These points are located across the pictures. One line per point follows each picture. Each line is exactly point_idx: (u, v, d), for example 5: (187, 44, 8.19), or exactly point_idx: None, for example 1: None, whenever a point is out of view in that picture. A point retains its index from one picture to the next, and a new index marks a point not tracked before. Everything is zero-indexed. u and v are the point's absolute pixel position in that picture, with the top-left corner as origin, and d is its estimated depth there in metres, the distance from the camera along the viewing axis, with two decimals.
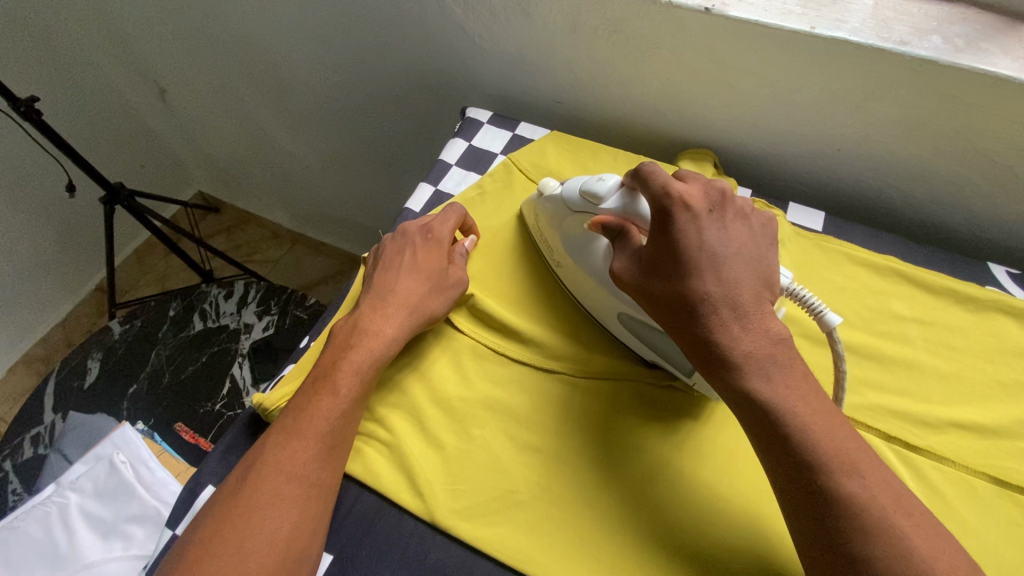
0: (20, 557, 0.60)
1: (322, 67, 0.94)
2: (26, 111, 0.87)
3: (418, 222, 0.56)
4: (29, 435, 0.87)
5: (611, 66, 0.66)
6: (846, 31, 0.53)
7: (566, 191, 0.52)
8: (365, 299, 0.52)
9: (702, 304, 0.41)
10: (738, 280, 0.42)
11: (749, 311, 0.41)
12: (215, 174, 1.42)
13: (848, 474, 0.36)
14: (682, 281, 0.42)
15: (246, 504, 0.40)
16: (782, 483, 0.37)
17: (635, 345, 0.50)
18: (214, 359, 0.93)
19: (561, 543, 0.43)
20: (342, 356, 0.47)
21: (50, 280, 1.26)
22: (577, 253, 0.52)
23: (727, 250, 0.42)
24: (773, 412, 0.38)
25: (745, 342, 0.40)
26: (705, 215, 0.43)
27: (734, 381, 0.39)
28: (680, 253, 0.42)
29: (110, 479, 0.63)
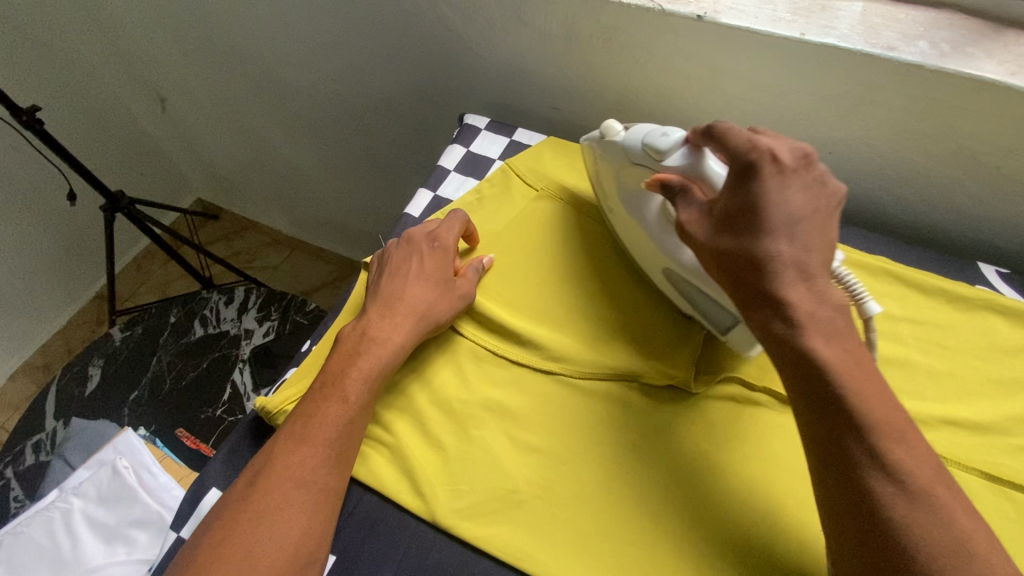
0: (25, 562, 0.60)
1: (321, 75, 0.95)
2: (28, 121, 0.88)
3: (423, 230, 0.57)
4: (31, 442, 0.88)
5: (608, 72, 0.67)
6: (835, 37, 0.55)
7: (629, 140, 0.50)
8: (371, 308, 0.52)
9: (774, 260, 0.40)
10: (812, 239, 0.40)
11: (818, 274, 0.40)
12: (214, 181, 1.43)
13: (896, 442, 0.36)
14: (753, 235, 0.40)
15: (251, 509, 0.41)
16: (817, 438, 0.38)
17: (681, 301, 0.52)
18: (215, 365, 0.94)
19: (562, 542, 0.44)
20: (347, 363, 0.48)
21: (51, 289, 1.27)
22: (635, 204, 0.52)
23: (805, 209, 0.41)
24: (830, 374, 0.38)
25: (809, 304, 0.39)
26: (788, 169, 0.41)
27: (795, 338, 0.39)
28: (766, 203, 0.40)
29: (113, 485, 0.63)
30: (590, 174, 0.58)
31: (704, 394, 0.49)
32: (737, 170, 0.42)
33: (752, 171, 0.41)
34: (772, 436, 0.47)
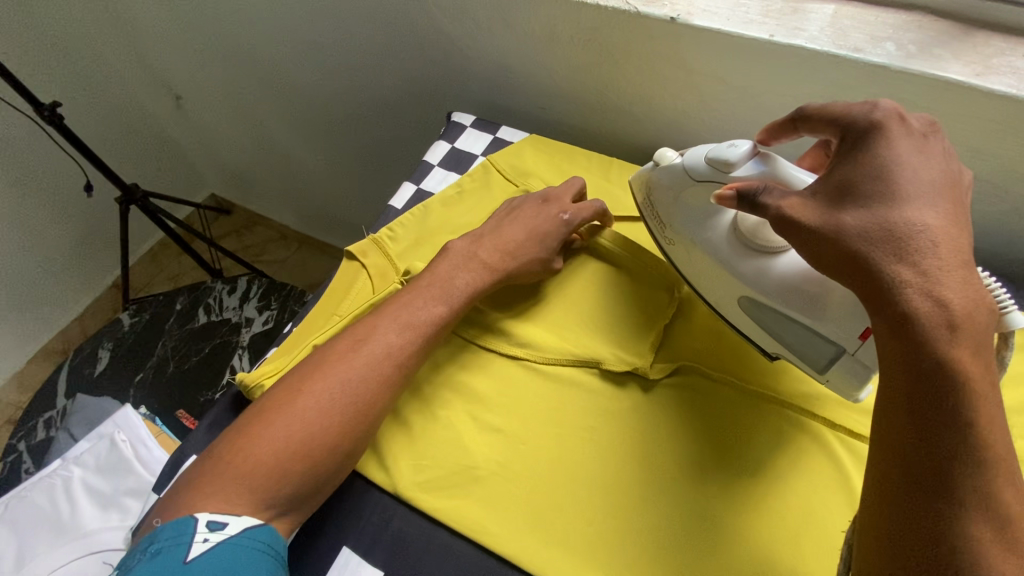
0: (28, 524, 0.64)
1: (322, 74, 0.98)
2: (48, 115, 0.94)
3: (563, 202, 0.59)
4: (43, 418, 0.92)
5: (590, 72, 0.69)
6: (804, 39, 0.56)
7: (689, 162, 0.50)
8: (441, 258, 0.55)
9: (911, 235, 0.35)
10: (954, 226, 0.35)
11: (964, 261, 0.34)
12: (226, 177, 1.48)
13: (1010, 486, 0.31)
14: (887, 208, 0.36)
15: (294, 401, 0.44)
16: (921, 454, 0.33)
17: (759, 334, 0.49)
18: (216, 350, 0.98)
19: (513, 517, 0.46)
20: (405, 313, 0.49)
21: (70, 277, 1.33)
22: (701, 227, 0.50)
23: (944, 196, 0.37)
24: (965, 384, 0.32)
25: (959, 293, 0.33)
26: (920, 155, 0.38)
27: (934, 332, 0.32)
28: (902, 181, 0.37)
29: (110, 456, 0.67)
30: (640, 207, 0.56)
31: (663, 383, 0.52)
32: (867, 141, 0.40)
33: (889, 142, 0.39)
34: (728, 426, 0.49)
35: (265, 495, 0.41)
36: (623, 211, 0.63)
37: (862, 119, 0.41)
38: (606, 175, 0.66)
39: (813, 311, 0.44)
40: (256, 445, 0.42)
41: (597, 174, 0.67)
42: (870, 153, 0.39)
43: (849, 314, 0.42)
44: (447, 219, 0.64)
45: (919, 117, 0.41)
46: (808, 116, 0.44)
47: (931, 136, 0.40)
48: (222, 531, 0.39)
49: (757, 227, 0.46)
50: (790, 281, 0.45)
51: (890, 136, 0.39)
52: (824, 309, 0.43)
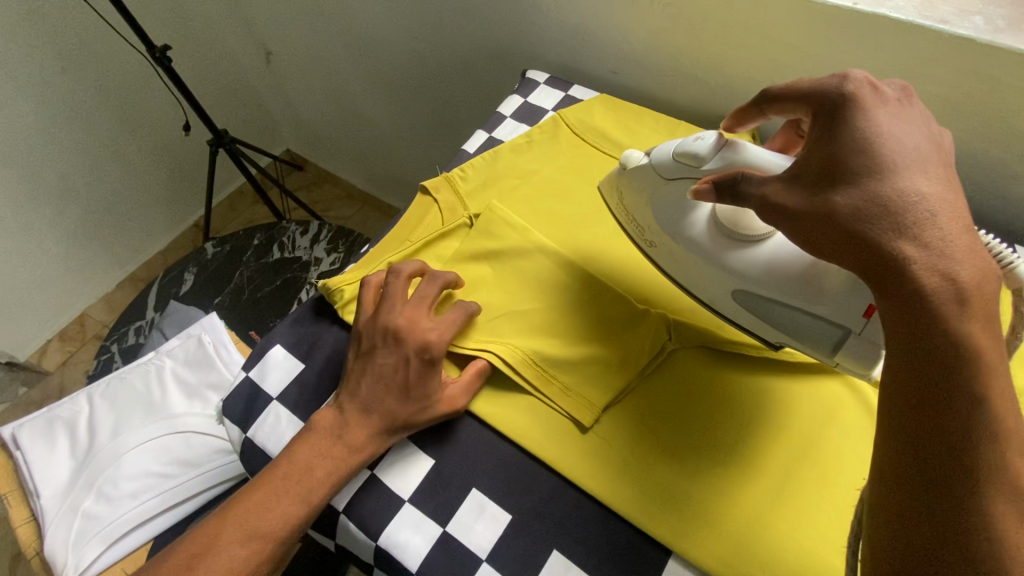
0: (125, 400, 0.72)
1: (404, 33, 1.04)
2: (159, 56, 1.03)
3: (433, 335, 0.50)
4: (133, 326, 1.03)
5: (665, 38, 0.71)
6: (888, 8, 0.57)
7: (657, 160, 0.50)
8: (307, 433, 0.49)
9: (907, 208, 0.33)
10: (947, 190, 0.34)
11: (967, 230, 0.32)
12: (302, 134, 1.58)
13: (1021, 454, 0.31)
14: (877, 182, 0.34)
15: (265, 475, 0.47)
16: (945, 438, 0.31)
17: (758, 327, 0.49)
18: (287, 284, 1.07)
19: (547, 429, 0.50)
20: (253, 517, 0.46)
21: (158, 211, 1.46)
22: (680, 226, 0.50)
23: (932, 160, 0.35)
24: (973, 358, 0.30)
25: (966, 264, 0.31)
26: (899, 118, 0.37)
27: (937, 309, 0.31)
28: (889, 150, 0.35)
29: (197, 353, 0.76)
30: (614, 209, 0.56)
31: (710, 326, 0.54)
32: (844, 113, 0.37)
33: (867, 113, 0.37)
34: (766, 384, 0.51)
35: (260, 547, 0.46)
36: None
37: (833, 92, 0.39)
38: (671, 135, 0.69)
39: (816, 296, 0.44)
40: (241, 508, 0.47)
41: (663, 134, 0.69)
42: (850, 124, 0.37)
43: (848, 293, 0.42)
44: (516, 164, 0.68)
45: (890, 85, 0.39)
46: (773, 98, 0.44)
47: (906, 104, 0.38)
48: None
49: (739, 217, 0.47)
50: (786, 268, 0.45)
51: (867, 107, 0.37)
52: (823, 294, 0.43)
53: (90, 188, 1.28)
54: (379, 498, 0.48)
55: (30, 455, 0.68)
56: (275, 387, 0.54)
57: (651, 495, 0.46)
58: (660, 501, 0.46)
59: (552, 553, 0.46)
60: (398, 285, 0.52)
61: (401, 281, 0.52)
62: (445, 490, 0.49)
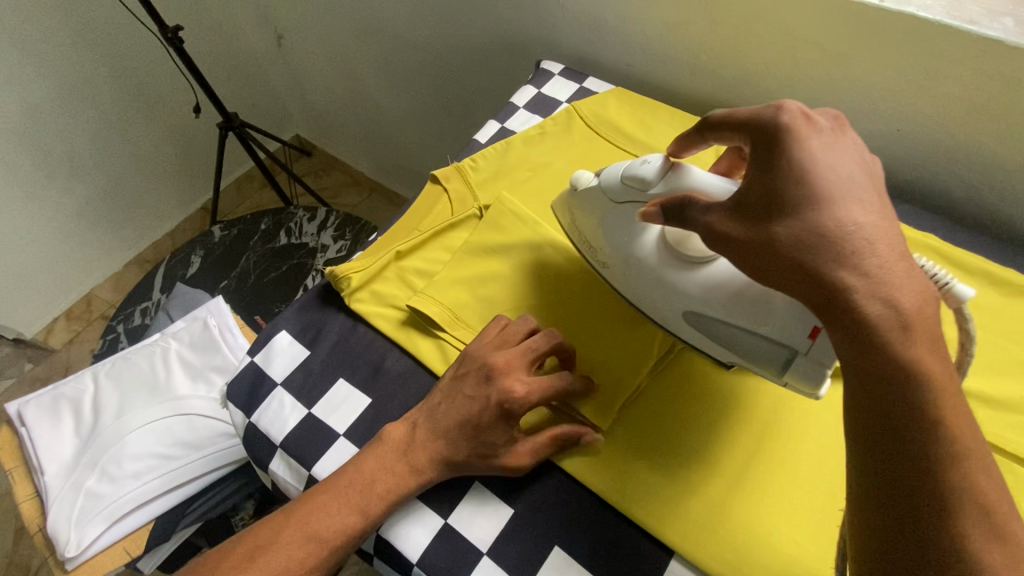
0: (130, 380, 0.73)
1: (418, 20, 1.02)
2: (171, 36, 1.02)
3: (524, 387, 0.46)
4: (139, 308, 1.03)
5: (685, 31, 0.70)
6: (916, 6, 0.55)
7: (606, 182, 0.50)
8: (373, 444, 0.48)
9: (845, 239, 0.32)
10: (882, 218, 0.33)
11: (902, 257, 0.32)
12: (312, 119, 1.57)
13: (984, 470, 0.30)
14: (815, 211, 0.33)
15: (332, 481, 0.46)
16: (910, 467, 0.30)
17: (708, 345, 0.47)
18: (292, 270, 1.06)
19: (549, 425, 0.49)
20: (313, 520, 0.44)
21: (167, 193, 1.45)
22: (630, 245, 0.49)
23: (866, 187, 0.35)
24: (923, 384, 0.30)
25: (905, 292, 0.31)
26: (834, 143, 0.36)
27: (883, 339, 0.31)
28: (825, 178, 0.34)
29: (202, 336, 0.76)
30: (566, 227, 0.55)
31: None
32: (778, 140, 0.36)
33: (801, 139, 0.36)
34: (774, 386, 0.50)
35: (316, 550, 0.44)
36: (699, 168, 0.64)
37: (766, 117, 0.37)
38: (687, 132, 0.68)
39: (764, 315, 0.42)
40: (304, 510, 0.45)
41: (678, 130, 0.68)
42: (786, 151, 0.35)
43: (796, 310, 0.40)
44: (528, 156, 0.67)
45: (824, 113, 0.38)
46: (712, 125, 0.42)
47: (839, 130, 0.37)
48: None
49: (685, 237, 0.46)
50: (736, 287, 0.44)
51: (803, 132, 0.36)
52: (769, 313, 0.41)
53: (100, 166, 1.27)
54: None
55: (35, 432, 0.68)
56: (281, 373, 0.54)
57: (653, 496, 0.46)
58: (658, 501, 0.46)
59: (553, 549, 0.46)
60: (516, 329, 0.50)
61: (519, 329, 0.50)
62: (450, 482, 0.48)
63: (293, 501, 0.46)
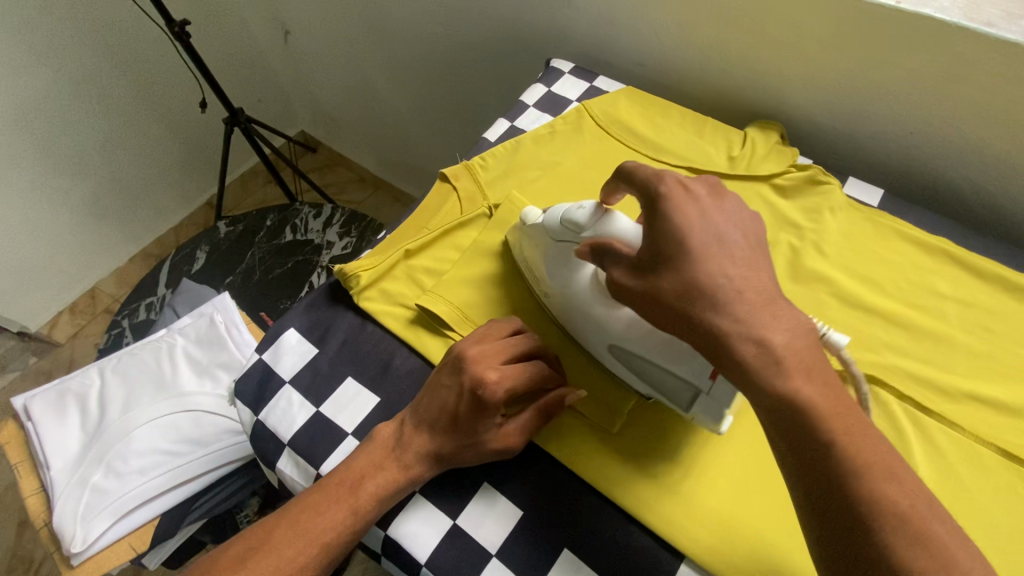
0: (135, 376, 0.72)
1: (426, 16, 1.02)
2: (178, 31, 1.02)
3: (495, 377, 0.45)
4: (144, 303, 1.03)
5: (697, 31, 0.69)
6: (932, 8, 0.55)
7: (548, 221, 0.51)
8: (363, 444, 0.47)
9: (720, 291, 0.36)
10: (751, 269, 0.37)
11: (768, 301, 0.36)
12: (317, 115, 1.56)
13: (892, 479, 0.32)
14: (694, 266, 0.37)
15: (322, 482, 0.46)
16: (821, 486, 0.33)
17: (628, 378, 0.48)
18: (297, 266, 1.06)
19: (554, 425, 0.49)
20: (305, 519, 0.44)
21: (172, 188, 1.45)
22: (567, 281, 0.50)
23: (737, 240, 0.38)
24: (807, 412, 0.34)
25: (776, 332, 0.35)
26: (709, 201, 0.40)
27: (767, 377, 0.35)
28: (700, 236, 0.38)
29: (208, 332, 0.76)
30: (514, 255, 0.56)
31: None
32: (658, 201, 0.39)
33: (677, 200, 0.39)
34: None
35: (312, 547, 0.44)
36: (709, 169, 0.63)
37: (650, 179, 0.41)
38: (698, 132, 0.67)
39: (673, 355, 0.43)
40: (297, 509, 0.45)
41: (689, 130, 0.67)
42: (667, 211, 0.38)
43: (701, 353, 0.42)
44: (537, 155, 0.66)
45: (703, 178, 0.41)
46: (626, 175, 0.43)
47: (713, 189, 0.40)
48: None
49: None
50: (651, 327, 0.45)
51: (681, 193, 0.39)
52: (678, 353, 0.43)
53: (105, 160, 1.27)
54: None
55: (40, 426, 0.68)
56: (288, 370, 0.54)
57: (661, 497, 0.46)
58: (667, 502, 0.45)
59: (564, 552, 0.45)
60: (497, 327, 0.49)
61: (497, 327, 0.49)
62: (456, 484, 0.48)
63: (288, 503, 0.45)
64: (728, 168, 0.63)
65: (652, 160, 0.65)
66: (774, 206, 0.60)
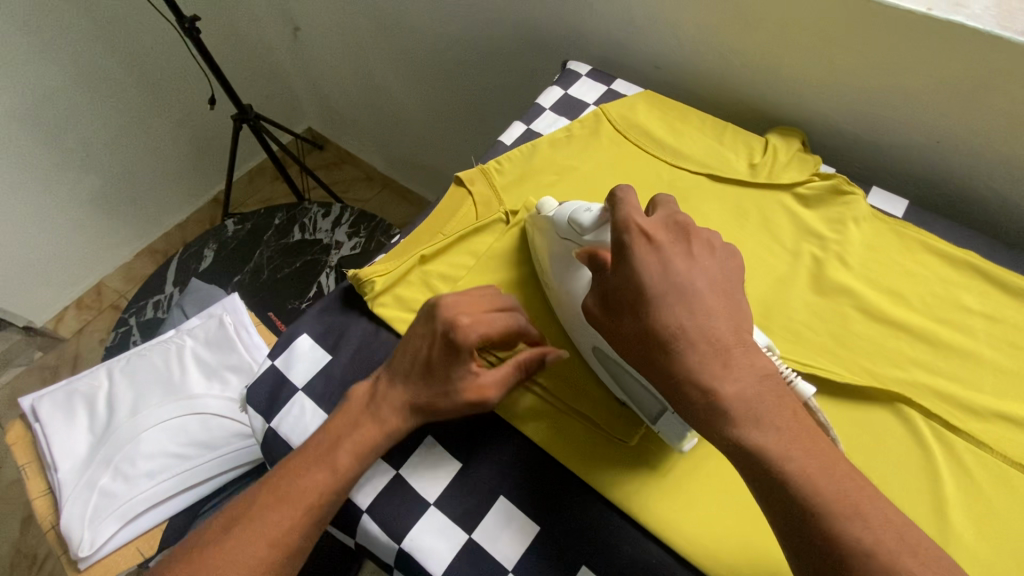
0: (144, 378, 0.72)
1: (439, 15, 1.00)
2: (188, 27, 1.01)
3: (472, 326, 0.46)
4: (151, 301, 1.02)
5: (718, 35, 0.68)
6: (964, 15, 0.53)
7: (557, 216, 0.52)
8: (342, 406, 0.48)
9: (675, 340, 0.38)
10: (710, 313, 0.39)
11: (727, 346, 0.38)
12: (325, 112, 1.55)
13: (855, 517, 0.33)
14: (652, 314, 0.39)
15: (303, 447, 0.46)
16: (788, 519, 0.34)
17: (609, 383, 0.49)
18: (306, 266, 1.05)
19: (570, 439, 0.48)
20: (287, 483, 0.44)
21: (179, 184, 1.45)
22: (564, 278, 0.50)
23: (697, 282, 0.40)
24: (766, 458, 0.35)
25: (729, 380, 0.37)
26: (668, 244, 0.41)
27: (725, 426, 0.36)
28: (656, 283, 0.39)
29: (218, 333, 0.75)
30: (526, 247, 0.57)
31: None
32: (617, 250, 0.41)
33: (632, 248, 0.41)
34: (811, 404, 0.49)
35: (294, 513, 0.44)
36: (730, 176, 0.62)
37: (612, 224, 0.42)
38: (718, 138, 0.66)
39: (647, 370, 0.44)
40: (279, 476, 0.45)
41: (709, 136, 0.66)
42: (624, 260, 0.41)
43: None
44: (553, 160, 0.65)
45: (667, 219, 0.43)
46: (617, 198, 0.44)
47: (672, 233, 0.42)
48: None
49: None
50: None
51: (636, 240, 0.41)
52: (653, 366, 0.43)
53: (112, 156, 1.26)
54: (404, 502, 0.47)
55: (48, 428, 0.67)
56: (301, 378, 0.53)
57: (681, 515, 0.45)
58: (686, 521, 0.44)
59: (581, 570, 0.44)
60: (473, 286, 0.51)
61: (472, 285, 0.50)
62: (472, 497, 0.47)
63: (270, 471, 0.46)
64: (749, 176, 0.62)
65: (671, 166, 0.64)
66: (796, 216, 0.59)
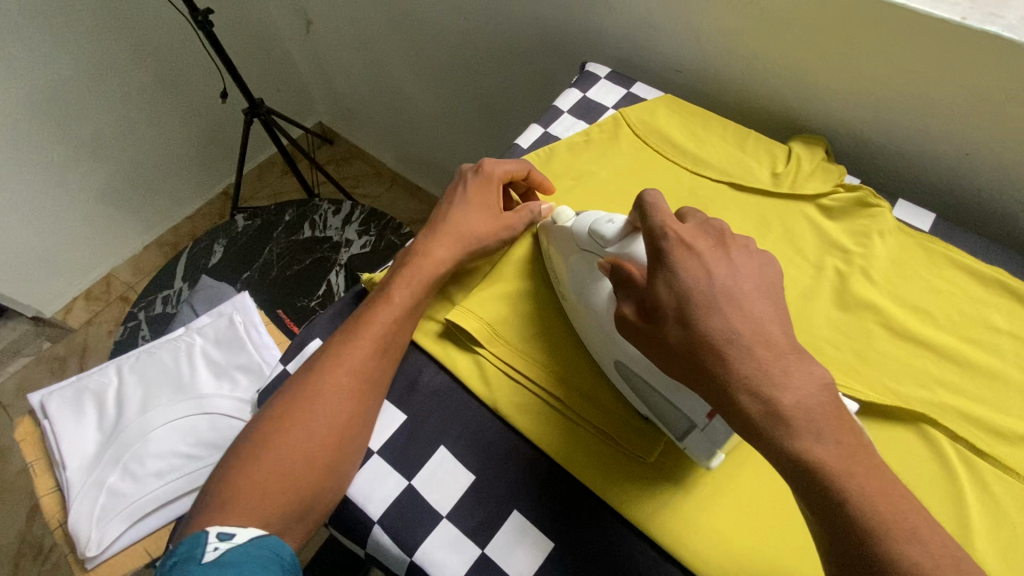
0: (154, 376, 0.72)
1: (454, 12, 0.99)
2: (201, 20, 1.00)
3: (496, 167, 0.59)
4: (161, 295, 1.02)
5: (742, 40, 0.67)
6: (1000, 26, 0.52)
7: (577, 227, 0.51)
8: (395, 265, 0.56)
9: (724, 348, 0.36)
10: (761, 321, 0.37)
11: (780, 356, 0.36)
12: (336, 107, 1.54)
13: (911, 540, 0.32)
14: (700, 320, 0.37)
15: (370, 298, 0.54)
16: (843, 540, 0.33)
17: (629, 396, 0.48)
18: (316, 263, 1.05)
19: (585, 453, 0.47)
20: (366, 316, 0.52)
21: (189, 177, 1.44)
22: (585, 289, 0.49)
23: (744, 289, 0.38)
24: (824, 476, 0.33)
25: (786, 390, 0.35)
26: (712, 250, 0.40)
27: (780, 439, 0.34)
28: (702, 289, 0.38)
29: (227, 332, 0.76)
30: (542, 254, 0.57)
31: None
32: (660, 253, 0.40)
33: (677, 253, 0.39)
34: None
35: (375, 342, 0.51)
36: (751, 185, 0.61)
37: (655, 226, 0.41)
38: (740, 145, 0.64)
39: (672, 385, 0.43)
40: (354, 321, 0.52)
41: (731, 142, 0.65)
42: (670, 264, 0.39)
43: None
44: (572, 164, 0.64)
45: (709, 226, 0.41)
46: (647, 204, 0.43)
47: (715, 239, 0.40)
48: (231, 539, 0.42)
49: None
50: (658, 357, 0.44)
51: (681, 245, 0.40)
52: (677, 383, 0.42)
53: (123, 148, 1.26)
54: (416, 512, 0.46)
55: (57, 425, 0.66)
56: None
57: (700, 536, 0.43)
58: (704, 542, 0.43)
59: None
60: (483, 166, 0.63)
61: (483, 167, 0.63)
62: (485, 509, 0.46)
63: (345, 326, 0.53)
64: (771, 186, 0.61)
65: (690, 172, 0.63)
66: (820, 228, 0.58)
